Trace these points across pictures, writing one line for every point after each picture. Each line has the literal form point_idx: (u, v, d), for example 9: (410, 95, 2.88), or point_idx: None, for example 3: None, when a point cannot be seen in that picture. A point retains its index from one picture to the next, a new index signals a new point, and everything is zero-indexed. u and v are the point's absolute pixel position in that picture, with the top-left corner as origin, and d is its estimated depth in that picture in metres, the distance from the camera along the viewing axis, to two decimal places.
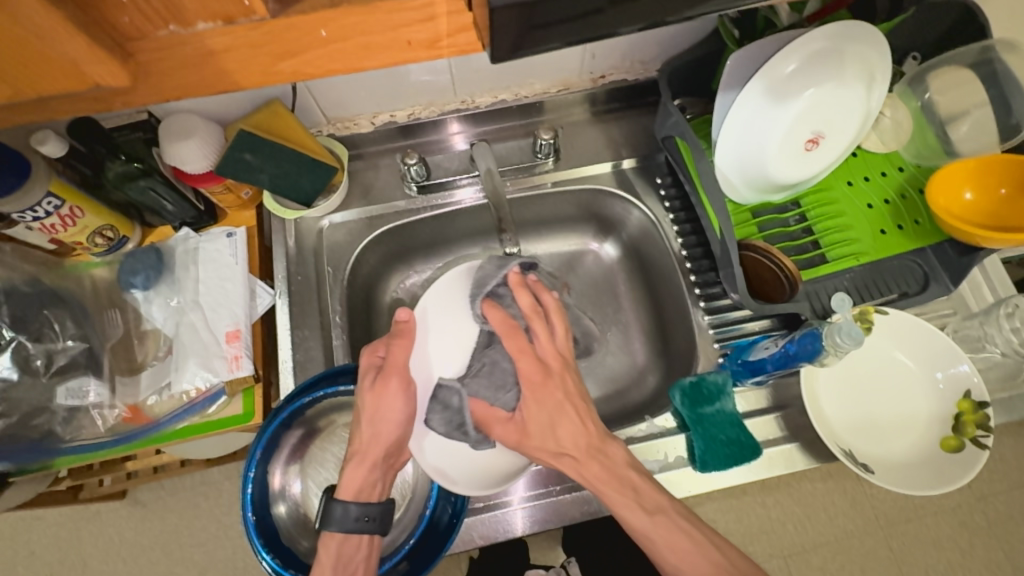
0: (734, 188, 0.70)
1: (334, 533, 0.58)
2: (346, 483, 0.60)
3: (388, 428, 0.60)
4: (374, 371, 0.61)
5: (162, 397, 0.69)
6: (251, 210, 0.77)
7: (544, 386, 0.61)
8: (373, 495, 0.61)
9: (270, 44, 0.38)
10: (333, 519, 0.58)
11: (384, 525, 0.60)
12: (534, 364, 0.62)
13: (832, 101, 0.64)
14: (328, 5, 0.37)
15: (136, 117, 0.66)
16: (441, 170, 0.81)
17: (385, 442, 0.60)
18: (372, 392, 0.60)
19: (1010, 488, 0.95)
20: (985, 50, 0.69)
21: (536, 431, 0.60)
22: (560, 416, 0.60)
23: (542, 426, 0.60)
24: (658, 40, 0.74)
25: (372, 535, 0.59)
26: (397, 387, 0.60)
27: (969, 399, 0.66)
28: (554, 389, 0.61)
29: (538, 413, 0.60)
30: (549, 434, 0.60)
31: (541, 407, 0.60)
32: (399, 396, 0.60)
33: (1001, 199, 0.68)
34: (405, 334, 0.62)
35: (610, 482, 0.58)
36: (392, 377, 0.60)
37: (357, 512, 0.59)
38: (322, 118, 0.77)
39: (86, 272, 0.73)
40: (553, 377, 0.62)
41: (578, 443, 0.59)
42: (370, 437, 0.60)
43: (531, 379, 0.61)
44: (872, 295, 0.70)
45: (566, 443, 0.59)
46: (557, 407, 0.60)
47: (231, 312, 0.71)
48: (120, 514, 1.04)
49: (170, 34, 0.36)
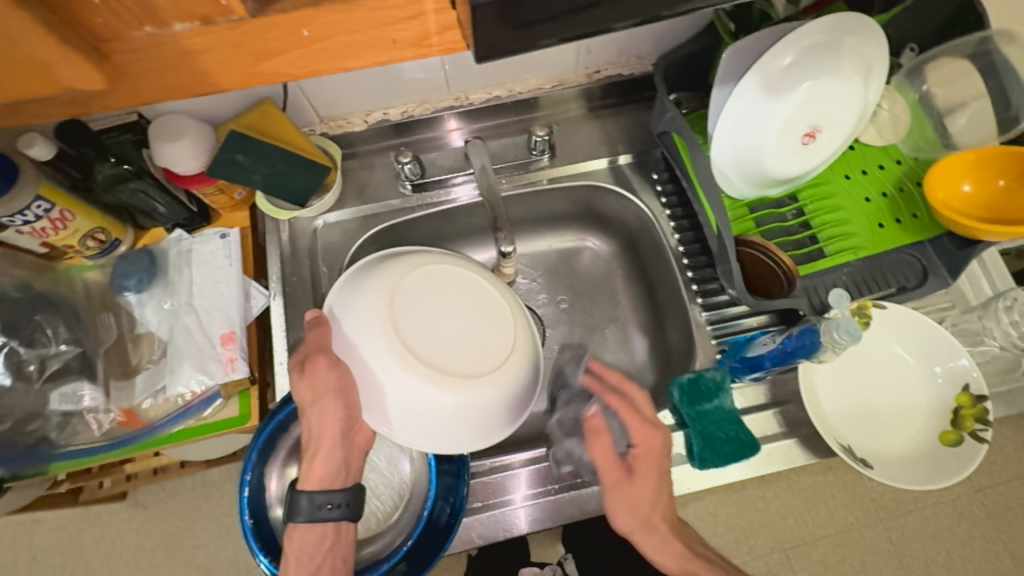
0: (730, 181, 0.69)
1: (300, 523, 0.59)
2: (309, 472, 0.61)
3: (330, 404, 0.59)
4: (299, 365, 0.60)
5: (158, 401, 0.68)
6: (245, 210, 0.77)
7: (654, 454, 0.62)
8: (337, 482, 0.62)
9: (249, 43, 0.38)
10: (300, 510, 0.59)
11: (351, 512, 0.61)
12: (644, 435, 0.62)
13: (830, 94, 0.64)
14: (309, 3, 0.37)
15: (126, 118, 0.65)
16: (435, 168, 0.80)
17: (334, 421, 0.60)
18: (305, 379, 0.59)
19: (1009, 479, 0.95)
20: (984, 41, 0.68)
21: (634, 495, 0.62)
22: (663, 490, 0.62)
23: (642, 497, 0.62)
24: (653, 35, 0.73)
25: (338, 522, 0.61)
26: (326, 363, 0.57)
27: (968, 393, 0.66)
28: (659, 459, 0.62)
29: (646, 479, 0.62)
30: (645, 503, 0.62)
31: (647, 473, 0.62)
32: (331, 370, 0.57)
33: (1000, 191, 0.67)
34: (324, 324, 0.57)
35: (692, 555, 0.62)
36: (318, 357, 0.57)
37: (322, 500, 0.60)
38: (314, 117, 0.76)
39: (78, 275, 0.73)
40: (666, 451, 0.62)
41: (665, 515, 0.63)
42: (318, 421, 0.60)
43: (643, 448, 0.62)
44: (870, 289, 0.70)
45: (659, 508, 0.62)
46: (659, 475, 0.62)
47: (226, 314, 0.70)
48: (121, 516, 1.04)
49: (146, 36, 0.36)
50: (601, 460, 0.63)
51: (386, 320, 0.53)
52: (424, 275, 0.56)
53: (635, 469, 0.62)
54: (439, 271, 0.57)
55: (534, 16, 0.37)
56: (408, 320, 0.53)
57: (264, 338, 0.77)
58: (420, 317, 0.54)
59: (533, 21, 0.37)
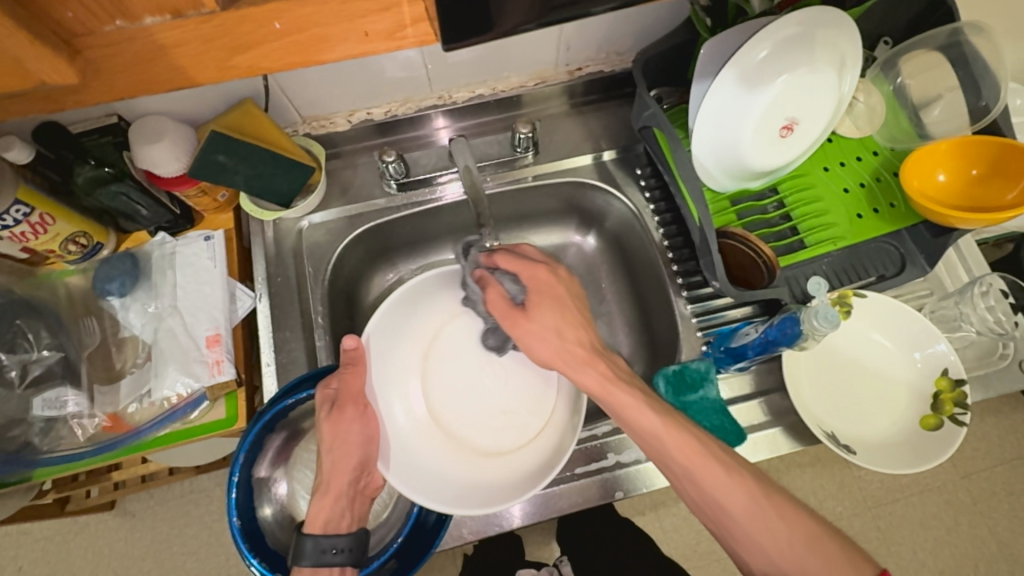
0: (710, 174, 0.70)
1: (305, 567, 0.58)
2: (314, 516, 0.62)
3: (344, 455, 0.63)
4: (329, 404, 0.62)
5: (143, 405, 0.67)
6: (228, 212, 0.76)
7: (543, 287, 0.62)
8: (342, 526, 0.62)
9: (221, 36, 0.41)
10: (304, 554, 0.59)
11: (355, 555, 0.61)
12: (531, 269, 0.62)
13: (806, 87, 0.65)
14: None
15: (106, 120, 0.65)
16: (419, 167, 0.81)
17: (346, 470, 0.63)
18: (329, 423, 0.62)
19: (993, 465, 0.97)
20: (953, 33, 0.70)
21: (535, 327, 0.60)
22: (561, 315, 0.60)
23: (544, 327, 0.60)
24: (632, 32, 0.74)
25: (343, 566, 0.60)
26: (354, 414, 0.63)
27: (946, 377, 0.67)
28: (554, 286, 0.62)
29: (540, 312, 0.61)
30: (548, 330, 0.60)
31: (541, 307, 0.61)
32: (357, 422, 0.63)
33: (973, 179, 0.69)
34: (357, 362, 0.63)
35: (618, 375, 0.57)
36: (347, 406, 0.63)
37: (327, 544, 0.59)
38: (297, 117, 0.76)
39: (60, 280, 0.72)
40: (554, 278, 0.62)
41: (580, 340, 0.60)
42: (331, 466, 0.63)
43: (534, 280, 0.62)
44: (851, 278, 0.71)
45: (567, 340, 0.60)
46: (555, 307, 0.61)
47: (211, 316, 0.70)
48: (109, 526, 1.03)
49: (118, 29, 0.39)
50: (495, 309, 0.63)
51: (420, 366, 0.72)
52: (458, 329, 0.74)
53: (528, 304, 0.61)
54: (470, 326, 0.74)
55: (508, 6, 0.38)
56: (436, 368, 0.72)
57: (251, 340, 0.77)
58: (446, 370, 0.72)
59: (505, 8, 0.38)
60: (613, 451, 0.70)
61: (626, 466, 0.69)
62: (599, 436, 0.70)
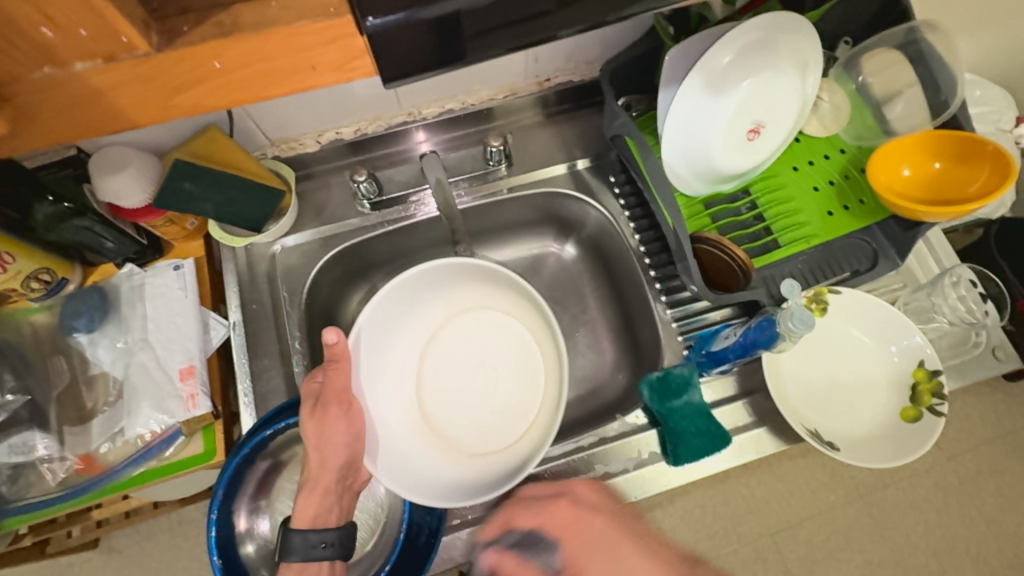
0: (683, 180, 0.70)
1: (294, 563, 0.57)
2: (300, 512, 0.60)
3: (333, 453, 0.61)
4: (313, 400, 0.61)
5: (116, 444, 0.65)
6: (199, 239, 0.75)
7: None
8: (331, 519, 0.61)
9: (160, 78, 0.32)
10: (292, 548, 0.57)
11: (345, 550, 0.59)
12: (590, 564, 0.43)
13: (770, 89, 0.66)
14: (219, 34, 0.32)
15: (64, 153, 0.64)
16: (393, 184, 0.80)
17: (334, 469, 0.61)
18: (313, 419, 0.60)
19: (977, 445, 0.99)
20: (910, 32, 0.71)
21: None
22: None
23: None
24: (599, 41, 0.74)
25: (332, 560, 0.59)
26: (340, 412, 0.61)
27: (923, 369, 0.69)
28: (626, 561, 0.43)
29: None
30: None
31: None
32: (342, 419, 0.62)
33: (937, 172, 0.71)
34: (340, 358, 0.61)
35: None
36: (331, 405, 0.61)
37: (315, 539, 0.58)
38: (265, 141, 0.75)
39: (24, 318, 0.69)
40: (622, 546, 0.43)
41: None
42: (318, 465, 0.61)
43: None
44: (824, 275, 0.72)
45: None
46: None
47: (184, 348, 0.68)
48: (93, 565, 0.99)
49: (45, 76, 0.31)
50: None
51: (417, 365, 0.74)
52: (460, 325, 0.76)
53: None
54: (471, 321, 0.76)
55: (481, 26, 0.33)
56: (433, 365, 0.74)
57: (228, 370, 0.74)
58: (444, 367, 0.74)
59: (479, 33, 0.33)
60: (601, 461, 0.69)
61: (614, 475, 0.69)
62: (585, 447, 0.70)
